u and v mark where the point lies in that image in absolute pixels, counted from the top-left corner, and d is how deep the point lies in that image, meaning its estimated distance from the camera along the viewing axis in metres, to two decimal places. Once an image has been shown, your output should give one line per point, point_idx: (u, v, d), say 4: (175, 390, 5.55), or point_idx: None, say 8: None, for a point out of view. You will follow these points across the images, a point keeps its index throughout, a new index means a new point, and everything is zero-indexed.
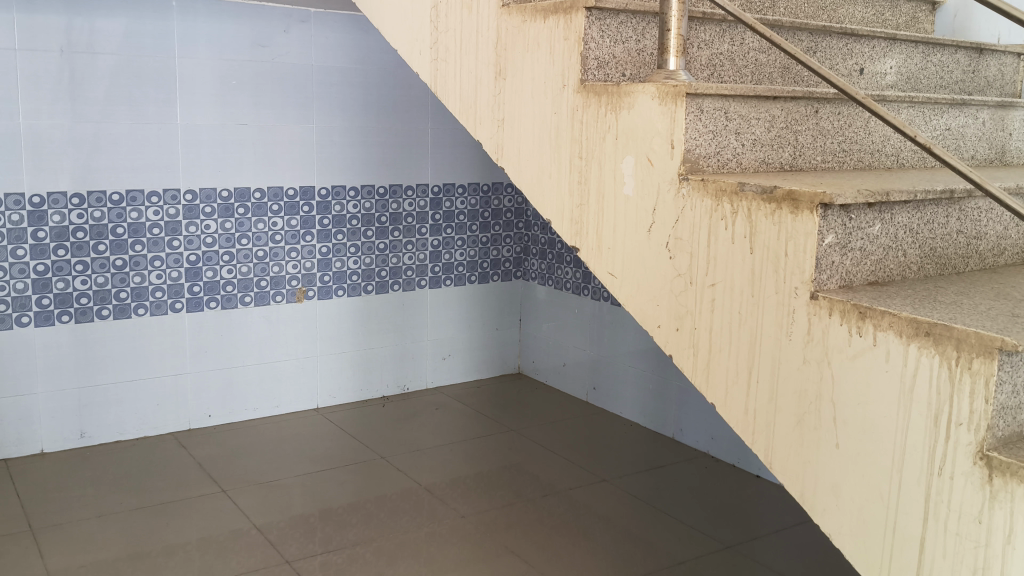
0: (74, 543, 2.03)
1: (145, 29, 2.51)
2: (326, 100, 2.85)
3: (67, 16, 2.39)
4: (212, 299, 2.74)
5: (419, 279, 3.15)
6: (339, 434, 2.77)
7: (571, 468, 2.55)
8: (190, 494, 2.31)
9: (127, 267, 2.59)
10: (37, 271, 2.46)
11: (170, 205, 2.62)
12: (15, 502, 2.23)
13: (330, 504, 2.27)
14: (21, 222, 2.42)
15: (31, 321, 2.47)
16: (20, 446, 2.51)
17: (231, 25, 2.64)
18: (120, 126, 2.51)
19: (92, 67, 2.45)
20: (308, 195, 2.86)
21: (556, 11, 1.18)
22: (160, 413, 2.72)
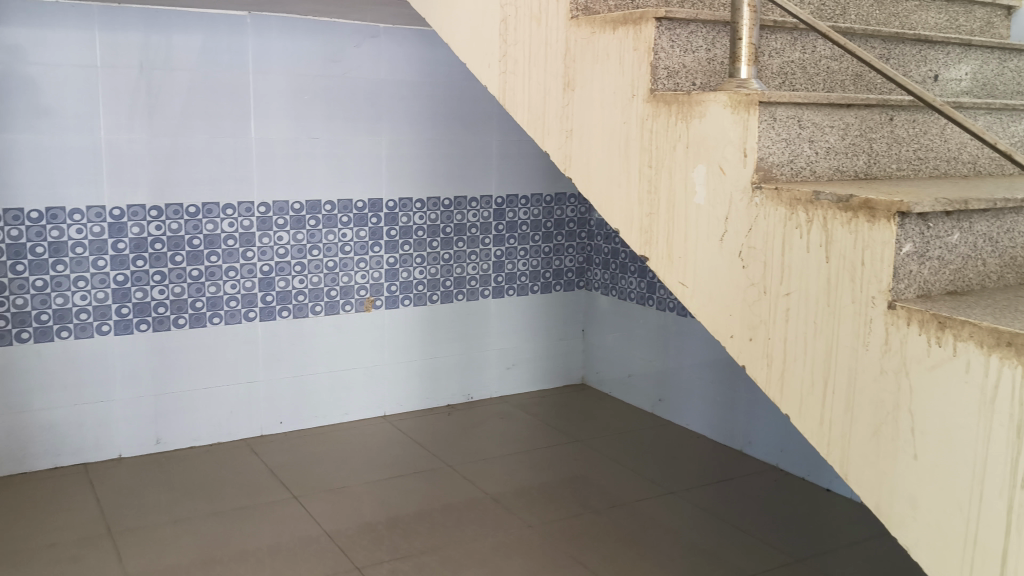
0: (149, 546, 2.09)
1: (220, 45, 2.58)
2: (394, 113, 2.88)
3: (146, 33, 2.48)
4: (284, 308, 2.80)
5: (483, 289, 3.17)
6: (405, 443, 2.80)
7: (636, 480, 2.54)
8: (261, 500, 2.36)
9: (203, 277, 2.66)
10: (117, 281, 2.54)
11: (244, 217, 2.69)
12: (95, 505, 2.31)
13: (398, 512, 2.29)
14: (102, 234, 2.50)
15: (111, 329, 2.55)
16: (99, 451, 2.60)
17: (304, 40, 2.70)
18: (196, 139, 2.59)
19: (169, 82, 2.53)
20: (376, 206, 2.91)
21: (625, 23, 1.19)
22: (233, 420, 2.78)
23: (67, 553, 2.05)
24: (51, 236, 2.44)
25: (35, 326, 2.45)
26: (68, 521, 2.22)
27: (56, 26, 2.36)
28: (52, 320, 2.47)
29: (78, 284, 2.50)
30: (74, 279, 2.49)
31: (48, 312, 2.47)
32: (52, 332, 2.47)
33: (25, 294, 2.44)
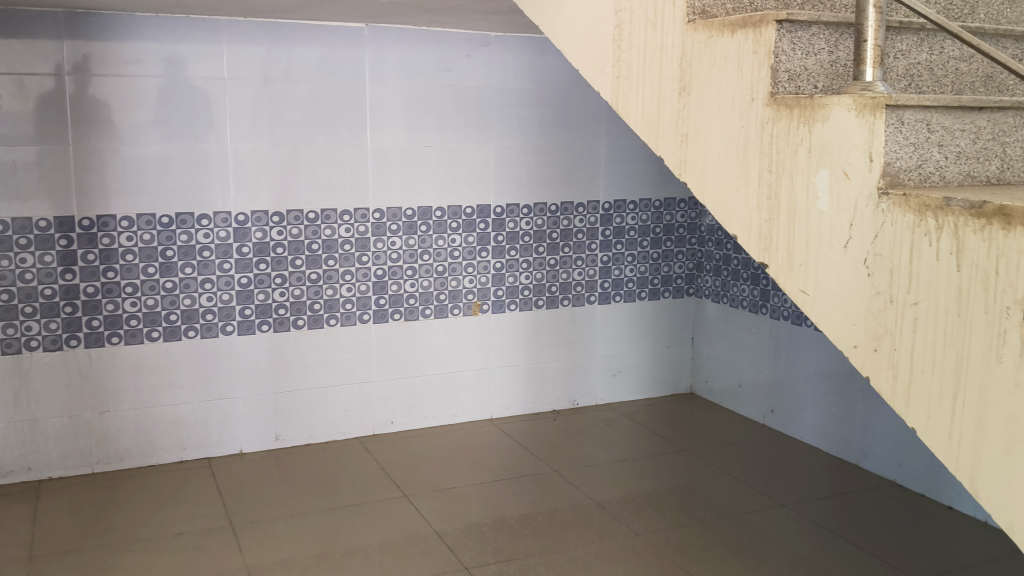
0: (268, 539, 2.17)
1: (338, 56, 2.67)
2: (504, 120, 2.92)
3: (271, 46, 2.58)
4: (396, 311, 2.87)
5: (590, 295, 3.16)
6: (511, 446, 2.82)
7: (746, 491, 2.49)
8: (373, 497, 2.42)
9: (321, 281, 2.75)
10: (241, 284, 2.66)
11: (359, 223, 2.77)
12: (216, 497, 2.41)
13: (504, 514, 2.31)
14: (227, 238, 2.62)
15: (234, 329, 2.67)
16: (222, 446, 2.72)
17: (419, 51, 2.77)
18: (316, 148, 2.68)
19: (290, 93, 2.62)
20: (484, 212, 2.94)
21: (745, 26, 1.17)
22: (346, 419, 2.86)
23: (191, 543, 2.15)
24: (181, 240, 2.57)
25: (165, 325, 2.59)
26: (192, 512, 2.33)
27: (187, 41, 2.50)
28: (180, 320, 2.60)
29: (205, 286, 2.62)
30: (201, 281, 2.61)
31: (177, 312, 2.60)
32: (180, 331, 2.61)
33: (155, 295, 2.57)
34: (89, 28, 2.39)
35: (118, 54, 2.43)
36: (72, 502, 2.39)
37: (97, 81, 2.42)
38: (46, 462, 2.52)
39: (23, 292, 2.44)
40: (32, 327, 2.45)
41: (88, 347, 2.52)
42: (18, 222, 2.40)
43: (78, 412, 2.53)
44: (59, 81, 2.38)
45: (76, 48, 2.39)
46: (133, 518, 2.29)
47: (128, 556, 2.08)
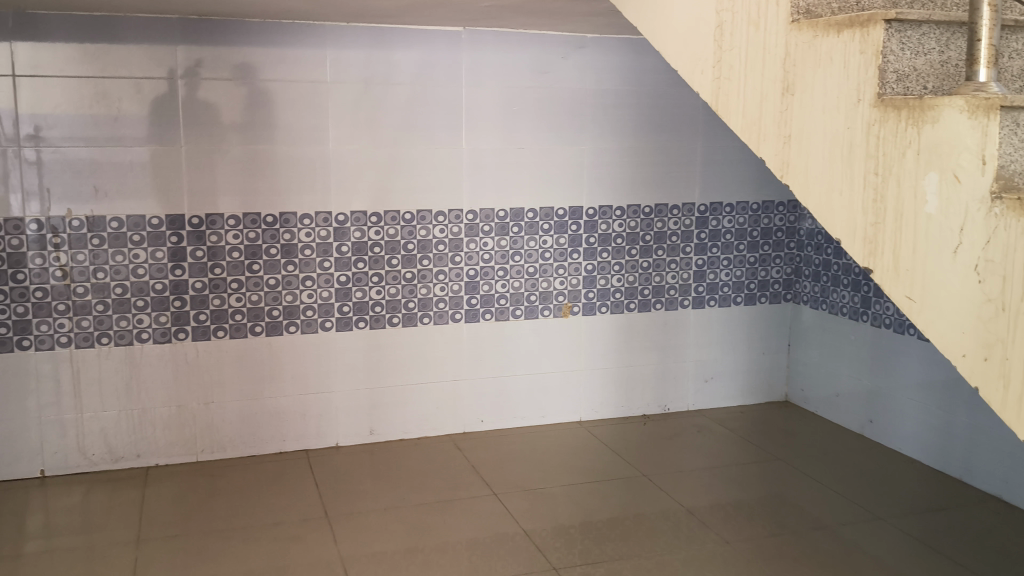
0: (361, 531, 2.22)
1: (436, 59, 2.71)
2: (599, 121, 2.91)
3: (373, 50, 2.65)
4: (487, 311, 2.90)
5: (684, 298, 3.13)
6: (601, 449, 2.82)
7: (842, 503, 2.43)
8: (463, 494, 2.45)
9: (416, 280, 2.81)
10: (340, 282, 2.73)
11: (453, 223, 2.82)
12: (313, 489, 2.48)
13: (593, 517, 2.31)
14: (327, 237, 2.69)
15: (332, 326, 2.74)
16: (319, 438, 2.80)
17: (515, 53, 2.79)
18: (413, 149, 2.73)
19: (389, 96, 2.68)
20: (577, 214, 2.95)
21: (852, 25, 1.14)
22: (438, 416, 2.91)
23: (288, 532, 2.22)
24: (284, 239, 2.66)
25: (267, 320, 2.68)
26: (289, 502, 2.40)
27: (292, 46, 2.58)
28: (282, 315, 2.69)
29: (306, 284, 2.70)
30: (302, 278, 2.69)
31: (279, 308, 2.68)
32: (282, 326, 2.69)
33: (259, 291, 2.66)
34: (201, 34, 2.50)
35: (228, 58, 2.53)
36: (177, 488, 2.49)
37: (205, 84, 2.52)
38: (155, 448, 2.64)
39: (136, 285, 2.56)
40: (144, 320, 2.57)
41: (195, 340, 2.62)
42: (132, 220, 2.52)
43: (184, 403, 2.64)
44: (171, 85, 2.49)
45: (188, 52, 2.49)
46: (234, 506, 2.37)
47: (229, 542, 2.16)
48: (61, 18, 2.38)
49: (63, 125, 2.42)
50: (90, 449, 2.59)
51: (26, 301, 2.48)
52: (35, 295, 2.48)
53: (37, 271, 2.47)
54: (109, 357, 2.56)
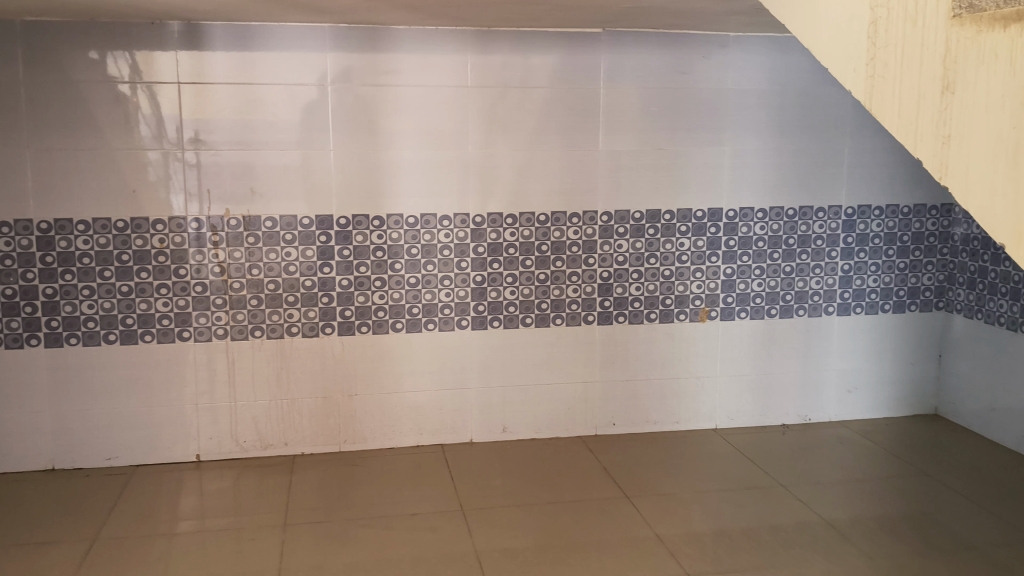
0: (496, 526, 2.26)
1: (576, 62, 2.73)
2: (740, 122, 2.86)
3: (514, 53, 2.69)
4: (621, 313, 2.89)
5: (827, 305, 3.03)
6: (736, 457, 2.76)
7: (996, 524, 2.29)
8: (596, 496, 2.46)
9: (550, 281, 2.83)
10: (476, 281, 2.79)
11: (589, 225, 2.82)
12: (448, 482, 2.55)
13: (726, 525, 2.27)
14: (465, 238, 2.76)
15: (469, 324, 2.80)
16: (455, 434, 2.86)
17: (655, 54, 2.77)
18: (550, 152, 2.76)
19: (527, 99, 2.72)
20: (716, 216, 2.90)
21: (1019, 19, 1.07)
22: (570, 417, 2.93)
23: (426, 523, 2.28)
24: (424, 239, 2.73)
25: (407, 318, 2.76)
26: (426, 494, 2.47)
27: (436, 51, 2.65)
28: (421, 313, 2.77)
29: (444, 283, 2.77)
30: (440, 278, 2.76)
31: (418, 306, 2.76)
32: (420, 323, 2.77)
33: (400, 289, 2.75)
34: (350, 42, 2.60)
35: (374, 64, 2.62)
36: (321, 477, 2.61)
37: (351, 90, 2.62)
38: (301, 437, 2.77)
39: (287, 282, 2.68)
40: (294, 315, 2.70)
41: (340, 335, 2.74)
42: (284, 220, 2.65)
43: (329, 395, 2.76)
44: (321, 91, 2.61)
45: (338, 60, 2.60)
46: (375, 496, 2.46)
47: (369, 530, 2.24)
48: (222, 28, 2.53)
49: (222, 130, 2.57)
50: (242, 435, 2.74)
51: (188, 295, 2.64)
52: (196, 290, 2.64)
53: (197, 267, 2.64)
54: (261, 349, 2.70)
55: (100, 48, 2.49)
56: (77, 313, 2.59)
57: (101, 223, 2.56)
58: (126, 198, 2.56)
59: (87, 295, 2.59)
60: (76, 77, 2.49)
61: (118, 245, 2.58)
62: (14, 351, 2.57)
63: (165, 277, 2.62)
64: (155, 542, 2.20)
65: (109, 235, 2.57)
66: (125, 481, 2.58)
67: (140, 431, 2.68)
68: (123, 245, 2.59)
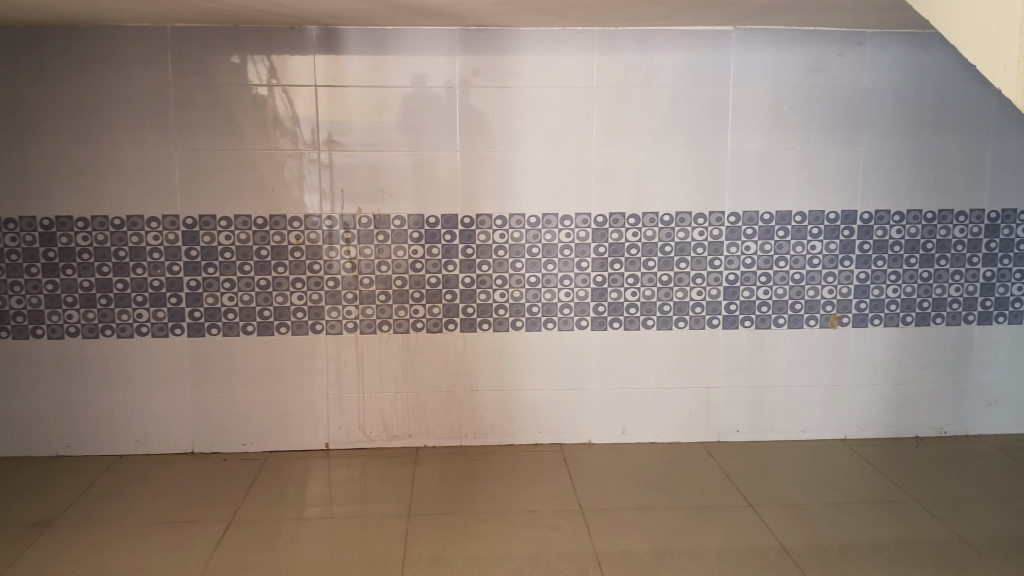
0: (615, 528, 2.26)
1: (705, 61, 2.69)
2: (875, 121, 2.76)
3: (640, 54, 2.68)
4: (747, 318, 2.84)
5: (967, 313, 2.89)
6: (865, 469, 2.67)
7: None
8: (718, 502, 2.42)
9: (672, 282, 2.81)
10: (596, 282, 2.79)
11: (714, 226, 2.78)
12: (567, 481, 2.56)
13: (854, 539, 2.20)
14: (587, 238, 2.76)
15: (589, 324, 2.81)
16: (574, 434, 2.88)
17: (787, 53, 2.71)
18: (676, 152, 2.73)
19: (653, 100, 2.70)
20: (850, 218, 2.81)
21: None
22: (691, 421, 2.89)
23: (545, 521, 2.30)
24: (545, 239, 2.76)
25: (527, 316, 2.79)
26: (546, 492, 2.49)
27: (563, 51, 2.67)
28: (541, 312, 2.79)
29: (565, 282, 2.78)
30: (561, 277, 2.78)
31: (538, 305, 2.79)
32: (540, 322, 2.80)
33: (521, 288, 2.78)
34: (479, 45, 2.65)
35: (502, 66, 2.66)
36: (443, 470, 2.66)
37: (478, 92, 2.67)
38: (425, 431, 2.84)
39: (413, 279, 2.76)
40: (419, 311, 2.77)
41: (463, 332, 2.79)
42: (412, 218, 2.72)
43: (452, 390, 2.82)
44: (448, 93, 2.67)
45: (466, 63, 2.66)
46: (494, 491, 2.50)
47: (489, 524, 2.28)
48: (356, 33, 2.62)
49: (355, 132, 2.66)
50: (369, 427, 2.83)
51: (320, 289, 2.75)
52: (328, 285, 2.75)
53: (330, 263, 2.74)
54: (388, 343, 2.78)
55: (242, 52, 2.62)
56: (218, 304, 2.73)
57: (242, 219, 2.70)
58: (265, 196, 2.68)
59: (227, 288, 2.73)
60: (221, 81, 2.63)
61: (257, 241, 2.71)
62: (160, 339, 2.73)
63: (300, 272, 2.74)
64: (285, 525, 2.30)
65: (249, 231, 2.70)
66: (259, 466, 2.71)
67: (273, 419, 2.80)
68: (262, 241, 2.71)
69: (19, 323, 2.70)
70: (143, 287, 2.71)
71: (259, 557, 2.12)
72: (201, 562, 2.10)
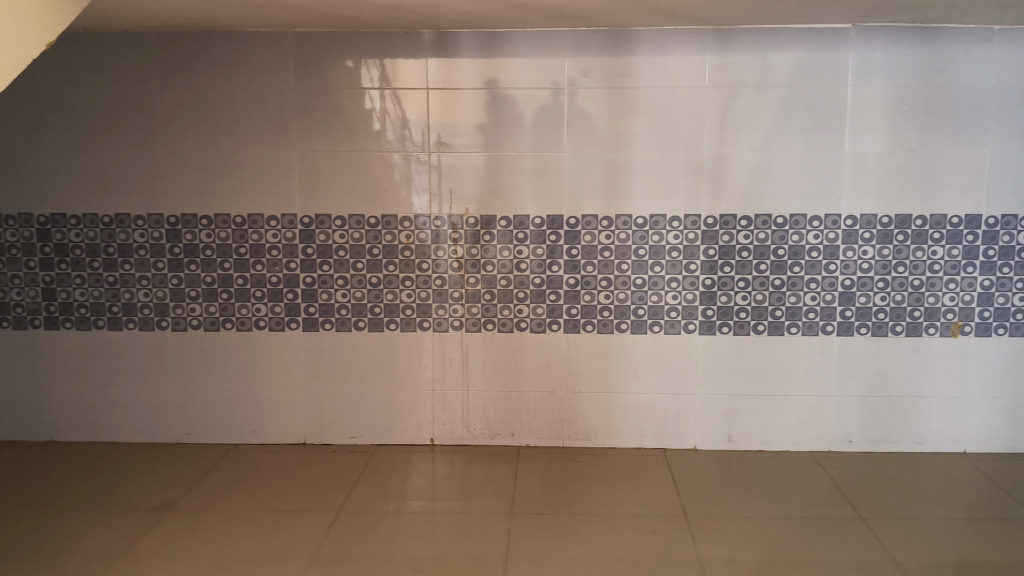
0: (719, 535, 2.22)
1: (821, 60, 2.62)
2: (1004, 121, 2.63)
3: (753, 53, 2.64)
4: (863, 325, 2.75)
5: None
6: (987, 485, 2.54)
7: None
8: (828, 514, 2.36)
9: (785, 287, 2.74)
10: (705, 285, 2.75)
11: (830, 229, 2.71)
12: (671, 486, 2.54)
13: (973, 557, 2.10)
14: (696, 240, 2.73)
15: (696, 328, 2.77)
16: (679, 439, 2.84)
17: (910, 51, 2.61)
18: (790, 153, 2.67)
19: (767, 101, 2.65)
20: (974, 223, 2.69)
21: None
22: (801, 430, 2.82)
23: (648, 525, 2.28)
24: (653, 240, 2.73)
25: (633, 319, 2.78)
26: (649, 496, 2.47)
27: (675, 53, 2.65)
28: (647, 315, 2.77)
29: (672, 285, 2.76)
30: (668, 279, 2.75)
31: (644, 308, 2.77)
32: (646, 325, 2.77)
33: (627, 289, 2.76)
34: (589, 46, 2.66)
35: (612, 67, 2.66)
36: (545, 470, 2.67)
37: (587, 93, 2.68)
38: (528, 430, 2.86)
39: (519, 279, 2.78)
40: (524, 311, 2.79)
41: (568, 332, 2.79)
42: (519, 219, 2.74)
43: (556, 390, 2.83)
44: (556, 95, 2.68)
45: (576, 64, 2.66)
46: (596, 493, 2.50)
47: (591, 526, 2.28)
48: (468, 36, 2.66)
49: (465, 134, 2.70)
50: (474, 424, 2.87)
51: (428, 288, 2.80)
52: (436, 283, 2.80)
53: (438, 262, 2.79)
54: (493, 342, 2.81)
55: (356, 57, 2.69)
56: (332, 300, 2.81)
57: (355, 218, 2.77)
58: (377, 196, 2.75)
59: (340, 284, 2.81)
60: (336, 84, 2.71)
61: (369, 240, 2.78)
62: (276, 333, 2.84)
63: (410, 271, 2.79)
64: (392, 517, 2.36)
65: (362, 230, 2.78)
66: (367, 459, 2.78)
67: (381, 414, 2.87)
68: (374, 240, 2.78)
69: (146, 315, 2.85)
70: (262, 283, 2.82)
71: (366, 547, 2.18)
72: (311, 549, 2.16)
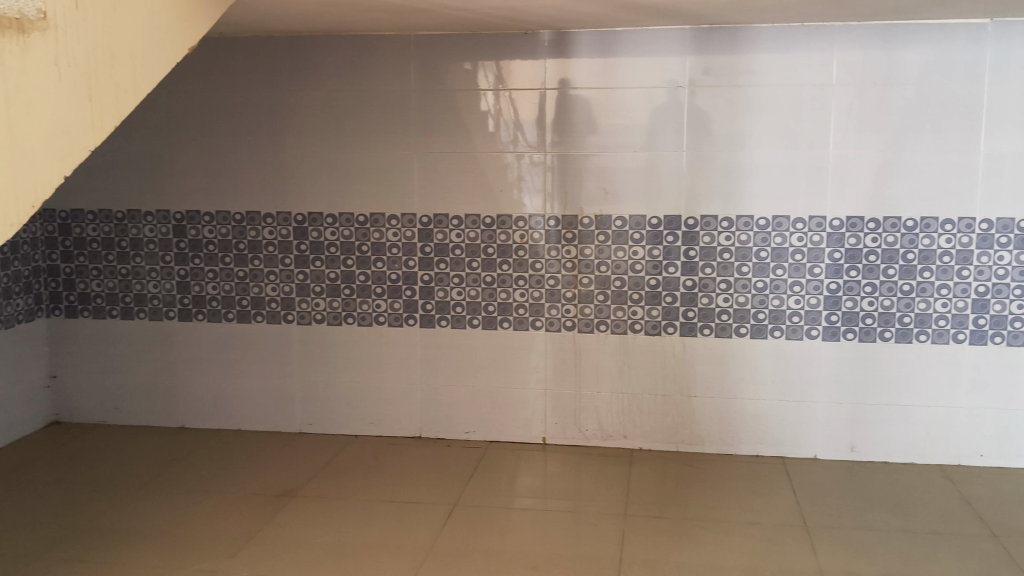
0: (839, 547, 2.16)
1: (955, 56, 2.51)
2: None
3: (883, 50, 2.55)
4: (998, 333, 2.61)
5: None
6: None
7: None
8: (957, 529, 2.25)
9: (914, 293, 2.64)
10: (830, 289, 2.67)
11: (964, 233, 2.58)
12: (788, 495, 2.47)
13: None
14: (820, 243, 2.65)
15: (819, 334, 2.69)
16: (797, 447, 2.77)
17: None
18: (921, 154, 2.56)
19: (897, 99, 2.55)
20: None
21: None
22: (927, 442, 2.70)
23: (764, 533, 2.24)
24: (774, 243, 2.67)
25: (752, 323, 2.72)
26: (765, 504, 2.42)
27: (800, 51, 2.58)
28: (768, 319, 2.71)
29: (794, 289, 2.69)
30: (790, 283, 2.69)
31: (765, 312, 2.71)
32: (767, 330, 2.72)
33: (747, 293, 2.71)
34: (710, 45, 2.62)
35: (733, 67, 2.62)
36: (658, 473, 2.65)
37: (707, 92, 2.64)
38: (641, 433, 2.84)
39: (634, 280, 2.76)
40: (638, 313, 2.78)
41: (684, 335, 2.76)
42: (634, 219, 2.73)
43: (670, 394, 2.80)
44: (675, 94, 2.65)
45: (697, 63, 2.63)
46: (710, 498, 2.46)
47: (704, 531, 2.25)
48: (587, 36, 2.67)
49: (582, 134, 2.71)
50: (586, 425, 2.87)
51: (543, 287, 2.82)
52: (550, 283, 2.81)
53: (552, 263, 2.80)
54: (607, 343, 2.81)
55: (475, 59, 2.73)
56: (449, 298, 2.86)
57: (472, 218, 2.81)
58: (493, 197, 2.79)
59: (456, 283, 2.86)
60: (456, 85, 2.75)
61: (486, 239, 2.82)
62: (395, 329, 2.91)
63: (524, 270, 2.82)
64: (504, 513, 2.39)
65: (478, 229, 2.82)
66: (480, 455, 2.82)
67: (494, 411, 2.91)
68: (490, 239, 2.82)
69: (273, 309, 2.96)
70: (382, 280, 2.90)
71: (479, 541, 2.21)
72: (426, 541, 2.21)
